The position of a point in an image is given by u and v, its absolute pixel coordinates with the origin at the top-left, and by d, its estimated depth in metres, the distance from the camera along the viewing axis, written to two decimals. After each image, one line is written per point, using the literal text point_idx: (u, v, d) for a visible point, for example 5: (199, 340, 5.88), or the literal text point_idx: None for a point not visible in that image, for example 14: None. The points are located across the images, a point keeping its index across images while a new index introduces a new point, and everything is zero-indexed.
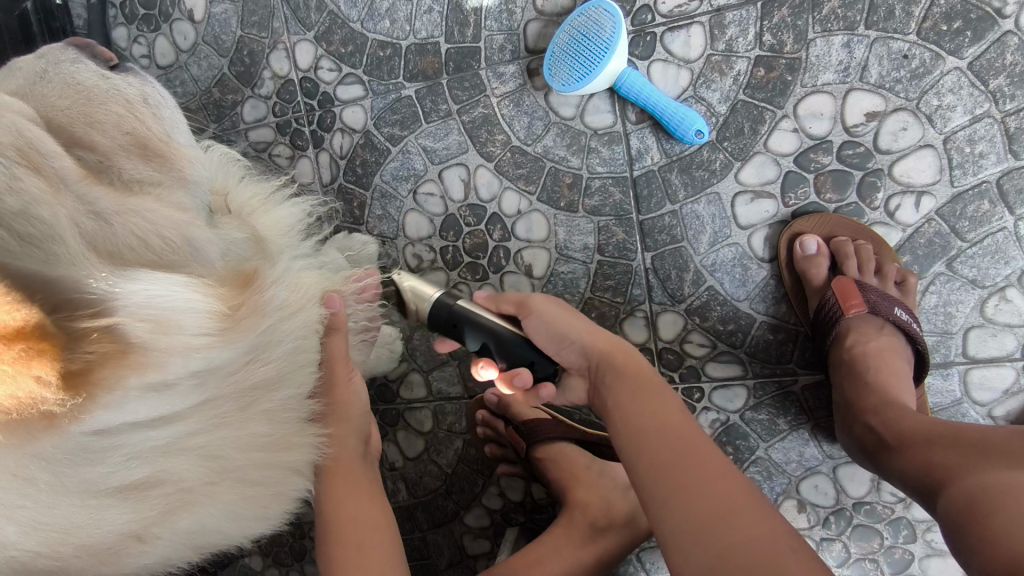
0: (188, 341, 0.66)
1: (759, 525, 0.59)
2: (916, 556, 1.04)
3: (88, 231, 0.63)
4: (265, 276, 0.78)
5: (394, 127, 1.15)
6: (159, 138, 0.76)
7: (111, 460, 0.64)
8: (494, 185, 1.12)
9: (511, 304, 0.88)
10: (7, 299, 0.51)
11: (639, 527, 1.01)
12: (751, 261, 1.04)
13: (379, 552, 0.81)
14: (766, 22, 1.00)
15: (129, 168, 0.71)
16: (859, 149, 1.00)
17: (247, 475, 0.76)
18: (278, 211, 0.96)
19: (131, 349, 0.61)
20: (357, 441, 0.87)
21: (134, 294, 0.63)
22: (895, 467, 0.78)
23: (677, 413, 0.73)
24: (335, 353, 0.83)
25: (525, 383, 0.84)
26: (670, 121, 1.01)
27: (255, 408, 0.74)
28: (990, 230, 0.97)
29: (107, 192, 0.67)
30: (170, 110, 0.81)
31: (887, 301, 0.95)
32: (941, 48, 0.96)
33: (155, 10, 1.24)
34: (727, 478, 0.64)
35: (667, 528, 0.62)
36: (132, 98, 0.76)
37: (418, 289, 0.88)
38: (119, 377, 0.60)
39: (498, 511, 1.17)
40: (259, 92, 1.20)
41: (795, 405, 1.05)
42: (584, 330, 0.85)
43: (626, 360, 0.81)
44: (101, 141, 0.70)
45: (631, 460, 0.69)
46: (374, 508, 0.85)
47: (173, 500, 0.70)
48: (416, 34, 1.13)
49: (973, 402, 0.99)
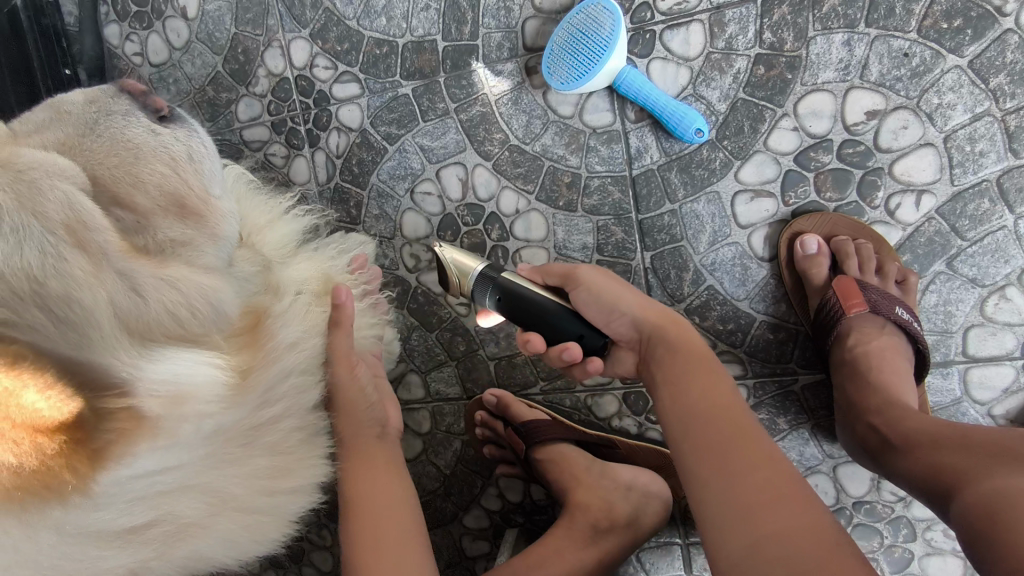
0: (202, 408, 0.65)
1: (799, 517, 0.60)
2: (916, 555, 1.05)
3: (121, 308, 0.61)
4: (274, 313, 0.76)
5: (392, 126, 1.14)
6: (199, 196, 0.72)
7: (114, 506, 0.62)
8: (493, 185, 1.11)
9: (559, 276, 0.88)
10: (62, 393, 0.55)
11: (641, 530, 1.00)
12: (751, 261, 1.04)
13: (399, 527, 0.83)
14: (765, 20, 1.00)
15: (165, 228, 0.68)
16: (859, 148, 0.99)
17: (246, 503, 0.74)
18: (285, 226, 0.96)
19: (146, 424, 0.61)
20: (374, 424, 0.88)
21: (158, 373, 0.61)
22: (900, 468, 0.77)
23: (731, 397, 0.73)
24: (337, 349, 0.83)
25: (574, 357, 0.83)
26: (669, 119, 1.01)
27: (259, 440, 0.74)
28: (990, 229, 0.97)
29: (147, 264, 0.64)
30: (212, 163, 0.77)
31: (889, 301, 0.94)
32: (941, 46, 0.96)
33: (148, 7, 1.23)
34: (771, 466, 0.65)
35: (708, 511, 0.65)
36: (178, 155, 0.72)
37: (461, 264, 0.85)
38: (133, 451, 0.60)
39: (497, 511, 1.16)
40: (254, 90, 1.19)
41: (795, 405, 1.04)
42: (635, 302, 0.84)
43: (678, 334, 0.82)
44: (140, 200, 0.66)
45: (677, 442, 0.72)
46: (394, 482, 0.86)
47: (172, 534, 0.69)
48: (412, 31, 1.12)
49: (972, 401, 0.99)
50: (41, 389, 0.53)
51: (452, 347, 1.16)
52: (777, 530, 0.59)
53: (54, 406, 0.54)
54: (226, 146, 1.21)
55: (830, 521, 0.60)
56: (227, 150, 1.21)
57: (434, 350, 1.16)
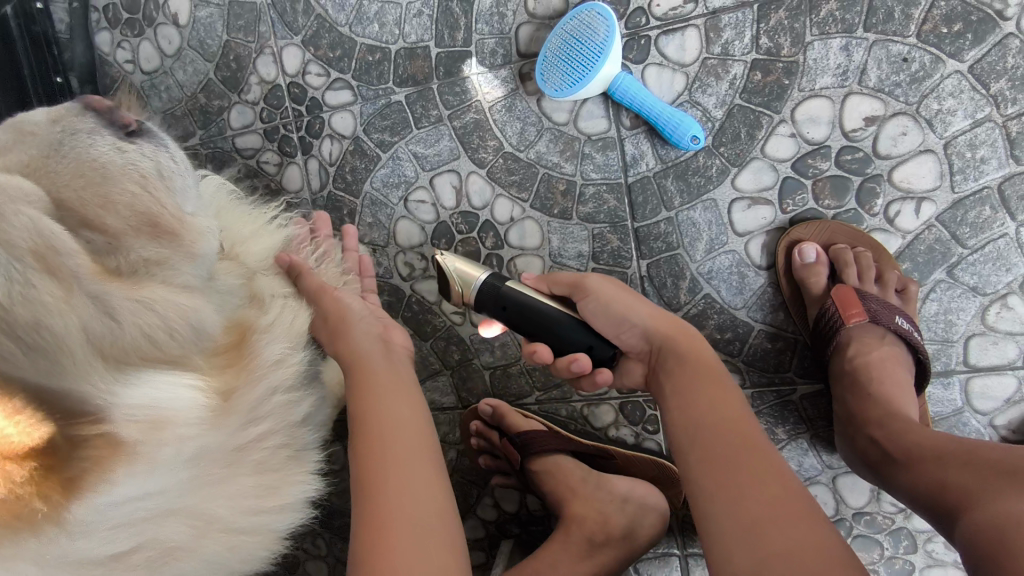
0: (183, 431, 0.64)
1: (805, 534, 0.59)
2: (918, 567, 1.03)
3: (95, 333, 0.60)
4: (258, 327, 0.77)
5: (385, 133, 1.13)
6: (172, 214, 0.71)
7: (93, 536, 0.59)
8: (487, 192, 1.09)
9: (565, 284, 0.87)
10: (31, 418, 0.53)
11: (638, 543, 0.98)
12: (748, 269, 1.02)
13: (409, 441, 0.77)
14: (762, 25, 0.98)
15: (138, 248, 0.67)
16: (858, 154, 0.98)
17: (231, 522, 0.70)
18: (271, 236, 0.94)
19: (125, 449, 0.60)
20: (377, 342, 0.86)
21: (135, 396, 0.61)
22: (903, 484, 0.76)
23: (740, 411, 0.72)
24: (314, 287, 0.88)
25: (582, 369, 0.82)
26: (665, 126, 0.99)
27: (246, 455, 0.71)
28: (991, 236, 0.96)
29: (120, 287, 0.64)
30: (183, 179, 0.76)
31: (888, 311, 0.93)
32: (942, 51, 0.94)
33: (140, 15, 1.21)
34: (778, 483, 0.64)
35: (710, 525, 0.63)
36: (149, 172, 0.70)
37: (464, 272, 0.82)
38: (111, 479, 0.58)
39: (493, 522, 1.15)
40: (247, 97, 1.18)
41: (794, 414, 1.03)
42: (646, 313, 0.83)
43: (688, 347, 0.80)
44: (111, 222, 0.65)
45: (684, 454, 0.70)
46: (403, 402, 0.81)
47: (155, 558, 0.64)
48: (405, 38, 1.11)
49: (974, 410, 0.98)
50: (10, 414, 0.51)
51: (447, 356, 1.14)
52: (783, 548, 0.58)
53: (23, 430, 0.52)
54: (217, 154, 1.20)
55: (836, 541, 0.59)
56: (220, 158, 1.20)
57: (429, 359, 1.15)
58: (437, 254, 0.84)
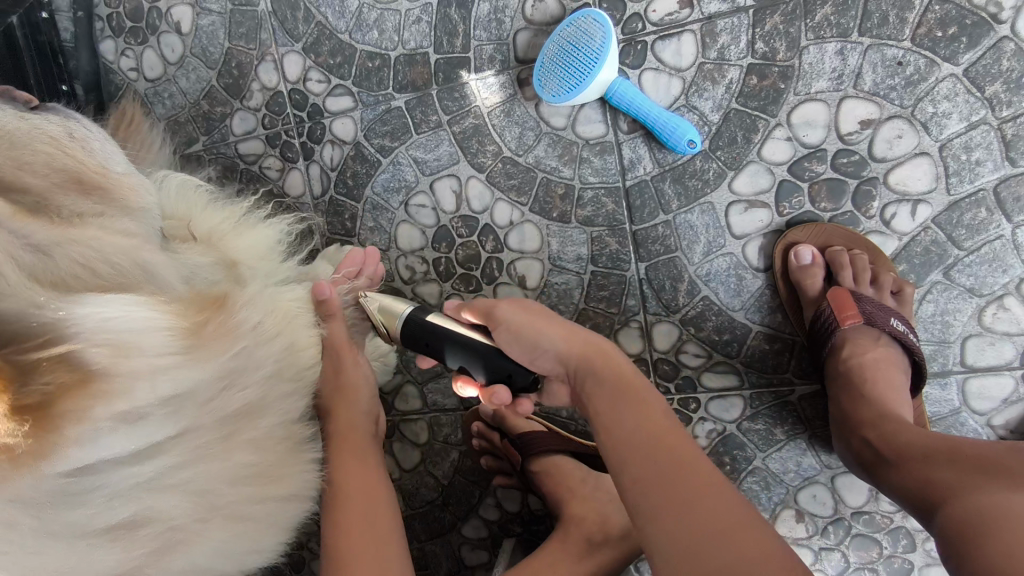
0: (152, 363, 0.64)
1: (754, 545, 0.59)
2: (916, 565, 1.04)
3: (27, 264, 0.63)
4: (237, 298, 0.76)
5: (385, 138, 1.14)
6: (95, 171, 0.74)
7: (93, 501, 0.62)
8: (486, 197, 1.11)
9: (479, 312, 0.84)
10: None
11: (637, 540, 1.00)
12: (746, 271, 1.03)
13: (386, 519, 0.83)
14: (758, 30, 0.99)
15: (69, 205, 0.70)
16: (854, 158, 0.98)
17: (239, 509, 0.73)
18: (254, 232, 0.91)
19: (92, 378, 0.60)
20: (370, 421, 0.91)
21: (87, 319, 0.62)
22: (892, 483, 0.77)
23: (666, 421, 0.72)
24: (335, 340, 0.86)
25: (501, 399, 0.83)
26: (662, 130, 1.00)
27: (239, 436, 0.72)
28: (987, 238, 0.96)
29: (46, 226, 0.66)
30: (99, 142, 0.79)
31: (883, 312, 0.94)
32: (936, 55, 0.94)
33: (143, 23, 1.23)
34: (718, 496, 0.63)
35: (658, 547, 0.61)
36: (57, 134, 0.74)
37: (385, 309, 0.88)
38: (83, 408, 0.59)
39: (495, 522, 1.16)
40: (249, 104, 1.19)
41: (792, 415, 1.04)
42: (559, 336, 0.81)
43: (605, 365, 0.79)
44: (31, 181, 0.68)
45: (620, 474, 0.68)
46: (379, 478, 0.87)
47: (165, 539, 0.67)
48: (404, 44, 1.12)
49: (972, 411, 0.98)
50: None
51: None
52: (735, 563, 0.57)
53: None
54: (221, 160, 1.22)
55: (778, 539, 0.60)
56: (224, 165, 1.22)
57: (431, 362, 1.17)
58: (359, 297, 0.90)
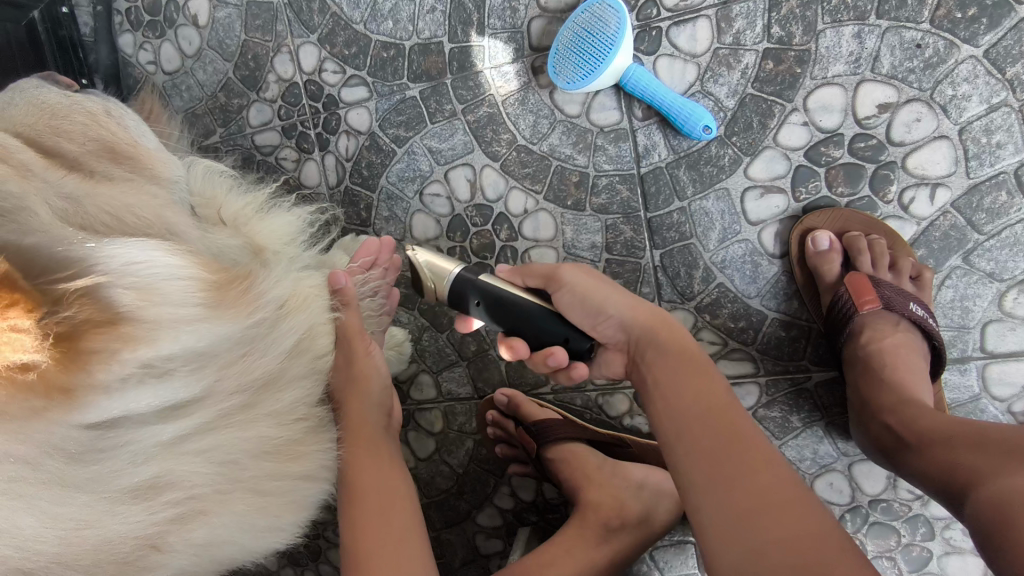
0: (176, 312, 0.65)
1: (804, 521, 0.58)
2: (935, 554, 1.03)
3: (59, 209, 0.65)
4: (261, 276, 0.76)
5: (400, 128, 1.15)
6: (127, 142, 0.77)
7: (120, 456, 0.64)
8: (501, 185, 1.11)
9: (540, 277, 0.86)
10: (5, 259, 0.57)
11: (650, 528, 1.00)
12: (762, 258, 1.03)
13: (404, 515, 0.84)
14: (774, 14, 0.98)
15: (102, 170, 0.72)
16: (871, 142, 0.98)
17: (260, 484, 0.74)
18: (274, 219, 0.91)
19: (119, 319, 0.62)
20: (380, 413, 0.89)
21: (114, 261, 0.63)
22: (914, 468, 0.77)
23: (722, 390, 0.71)
24: (350, 328, 0.84)
25: (559, 363, 0.82)
26: (677, 116, 1.00)
27: (260, 407, 0.73)
28: (1008, 222, 0.95)
29: (77, 180, 0.69)
30: (135, 121, 0.82)
31: (902, 297, 0.93)
32: (956, 36, 0.93)
33: (161, 16, 1.24)
34: (769, 469, 0.62)
35: (704, 518, 0.62)
36: (96, 110, 0.77)
37: (436, 266, 0.84)
38: (112, 349, 0.61)
39: (510, 510, 1.17)
40: (265, 95, 1.20)
41: (809, 403, 1.03)
42: (621, 303, 0.82)
43: (665, 334, 0.79)
44: (66, 147, 0.71)
45: (671, 444, 0.69)
46: (394, 472, 0.86)
47: (186, 507, 0.68)
48: (419, 34, 1.12)
49: (992, 397, 0.98)
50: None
51: (463, 346, 1.16)
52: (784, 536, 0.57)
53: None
54: (239, 151, 1.23)
55: (828, 517, 0.59)
56: (241, 156, 1.23)
57: (446, 350, 1.17)
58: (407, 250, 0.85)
